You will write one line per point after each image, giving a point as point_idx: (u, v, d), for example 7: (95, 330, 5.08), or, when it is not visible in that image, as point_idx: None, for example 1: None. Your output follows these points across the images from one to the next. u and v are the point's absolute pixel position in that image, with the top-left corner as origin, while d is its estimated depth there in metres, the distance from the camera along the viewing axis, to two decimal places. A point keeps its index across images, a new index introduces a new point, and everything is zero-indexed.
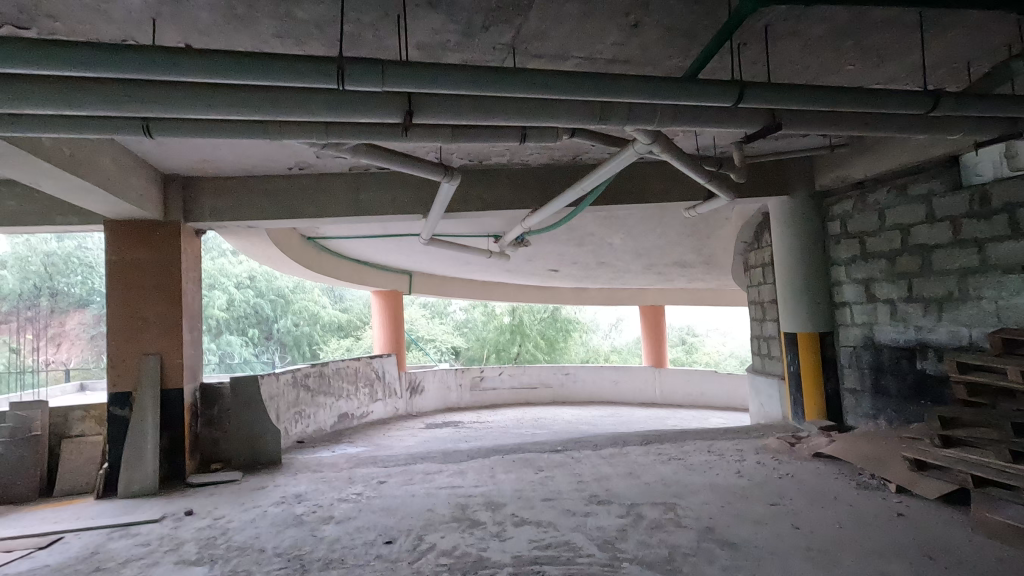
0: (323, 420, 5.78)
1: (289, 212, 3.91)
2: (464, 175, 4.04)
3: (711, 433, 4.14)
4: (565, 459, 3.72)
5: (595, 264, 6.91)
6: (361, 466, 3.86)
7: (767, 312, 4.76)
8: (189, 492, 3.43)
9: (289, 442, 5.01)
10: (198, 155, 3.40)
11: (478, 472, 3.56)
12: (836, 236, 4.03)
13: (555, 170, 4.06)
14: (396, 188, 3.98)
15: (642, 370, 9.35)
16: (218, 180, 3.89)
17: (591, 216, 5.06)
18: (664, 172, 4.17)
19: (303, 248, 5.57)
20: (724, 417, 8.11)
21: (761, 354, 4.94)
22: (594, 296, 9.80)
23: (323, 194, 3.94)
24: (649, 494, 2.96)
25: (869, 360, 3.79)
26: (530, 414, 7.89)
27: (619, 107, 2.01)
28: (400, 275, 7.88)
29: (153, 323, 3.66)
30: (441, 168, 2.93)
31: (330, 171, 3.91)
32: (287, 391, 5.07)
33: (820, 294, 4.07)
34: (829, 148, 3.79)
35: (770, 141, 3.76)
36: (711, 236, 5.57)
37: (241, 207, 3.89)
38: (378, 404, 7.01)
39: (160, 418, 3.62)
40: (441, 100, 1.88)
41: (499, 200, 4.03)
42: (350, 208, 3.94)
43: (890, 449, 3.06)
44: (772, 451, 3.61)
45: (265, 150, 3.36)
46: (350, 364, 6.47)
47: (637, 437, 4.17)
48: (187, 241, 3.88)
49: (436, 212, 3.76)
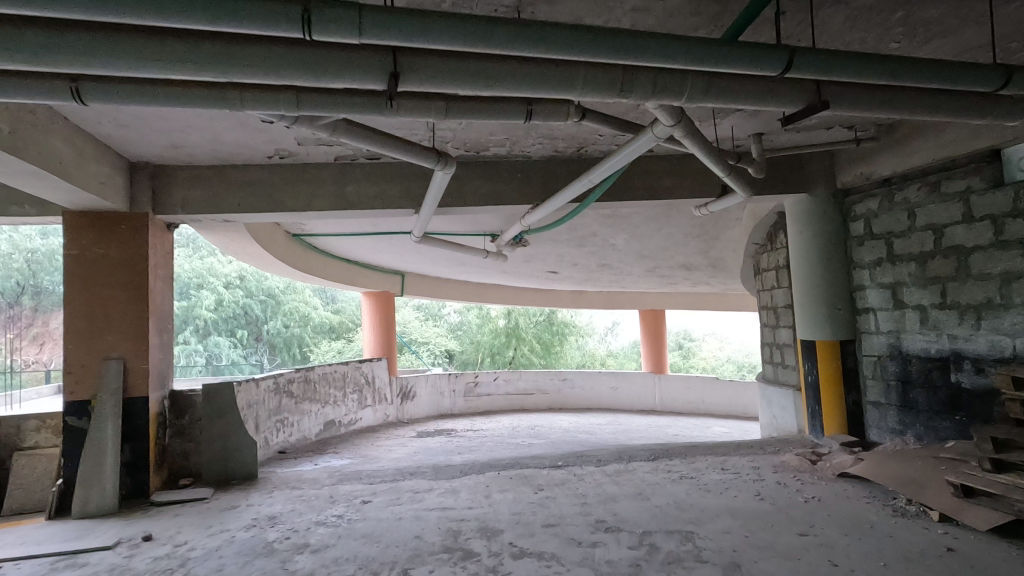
0: (307, 429, 5.45)
1: (269, 205, 3.59)
2: (460, 166, 3.74)
3: (723, 449, 3.84)
4: (567, 477, 3.41)
5: (596, 266, 6.62)
6: (344, 483, 3.53)
7: (781, 318, 4.47)
8: (151, 513, 3.10)
9: (270, 453, 4.67)
10: (167, 141, 3.08)
11: (472, 492, 3.24)
12: (859, 237, 3.75)
13: (559, 164, 3.77)
14: (386, 181, 3.67)
15: (641, 377, 9.07)
16: (191, 170, 3.56)
17: (594, 214, 4.77)
18: (675, 166, 3.88)
19: (288, 246, 5.25)
20: (726, 426, 7.84)
21: (773, 362, 4.65)
22: (593, 300, 9.51)
23: (307, 186, 3.62)
24: (662, 520, 2.66)
25: (895, 371, 3.51)
26: (526, 421, 7.60)
27: (643, 77, 1.71)
28: (392, 276, 7.56)
29: (117, 325, 3.33)
30: (434, 155, 2.61)
31: (313, 161, 3.59)
32: (268, 399, 4.73)
33: (840, 299, 3.79)
34: (854, 142, 3.51)
35: (792, 133, 3.47)
36: (720, 236, 5.28)
37: (215, 200, 3.56)
38: (366, 410, 6.68)
39: (121, 429, 3.29)
40: (434, 63, 1.57)
41: (497, 195, 3.73)
42: (336, 200, 3.63)
43: (927, 471, 2.78)
44: (792, 470, 3.31)
45: (241, 135, 3.04)
46: (338, 369, 6.14)
47: (643, 452, 3.87)
48: (157, 235, 3.56)
49: (429, 206, 3.44)
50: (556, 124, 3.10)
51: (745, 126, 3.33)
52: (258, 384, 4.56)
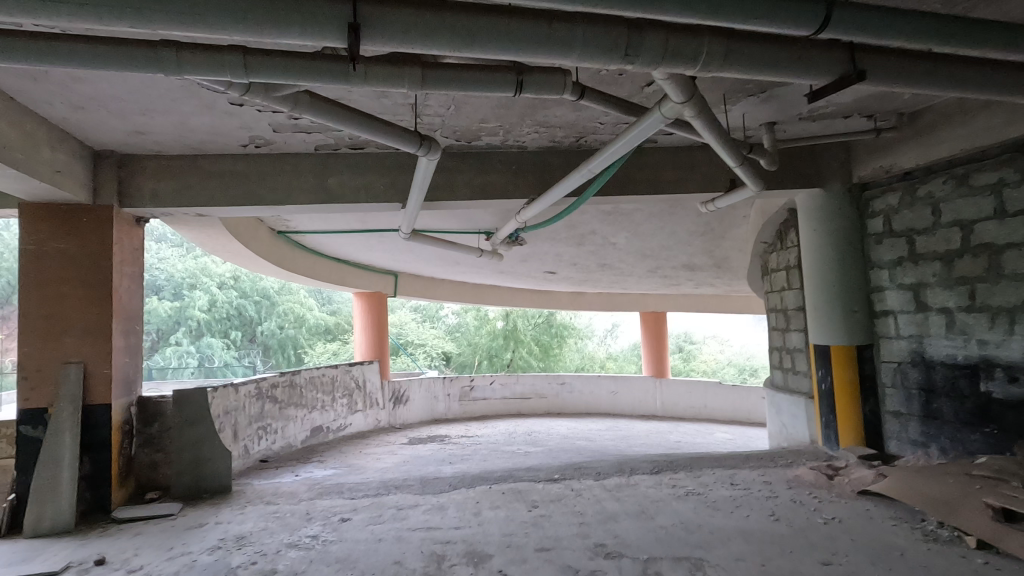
0: (292, 436, 5.20)
1: (245, 197, 3.34)
2: (451, 157, 3.49)
3: (731, 461, 3.59)
4: (564, 493, 3.16)
5: (596, 266, 6.37)
6: (323, 498, 3.27)
7: (791, 321, 4.22)
8: (110, 532, 2.84)
9: (250, 463, 4.42)
10: (130, 126, 2.83)
11: (460, 509, 2.98)
12: (878, 235, 3.51)
13: (556, 155, 3.52)
14: (371, 172, 3.42)
15: (642, 381, 8.83)
16: (160, 160, 3.31)
17: (593, 211, 4.52)
18: (680, 158, 3.63)
19: (272, 244, 5.00)
20: (729, 433, 7.59)
21: (783, 368, 4.40)
22: (593, 302, 9.27)
23: (286, 177, 3.37)
24: (668, 545, 2.40)
25: (917, 379, 3.26)
26: (523, 427, 7.35)
27: (652, 39, 1.47)
28: (385, 276, 7.31)
29: (76, 327, 3.08)
30: (416, 138, 2.35)
31: (293, 151, 3.35)
32: (249, 405, 4.48)
33: (857, 301, 3.54)
34: (874, 132, 3.27)
35: (807, 122, 3.23)
36: (726, 235, 5.03)
37: (187, 192, 3.31)
38: (356, 415, 6.42)
39: (80, 439, 3.04)
40: (403, 17, 1.33)
41: (490, 188, 3.49)
42: (317, 193, 3.38)
43: (960, 489, 2.52)
44: (807, 485, 3.06)
45: (209, 120, 2.79)
46: (326, 373, 5.88)
47: (645, 464, 3.62)
48: (124, 230, 3.32)
49: (416, 200, 3.19)
50: (552, 109, 2.85)
51: (758, 114, 3.08)
52: (238, 389, 4.30)
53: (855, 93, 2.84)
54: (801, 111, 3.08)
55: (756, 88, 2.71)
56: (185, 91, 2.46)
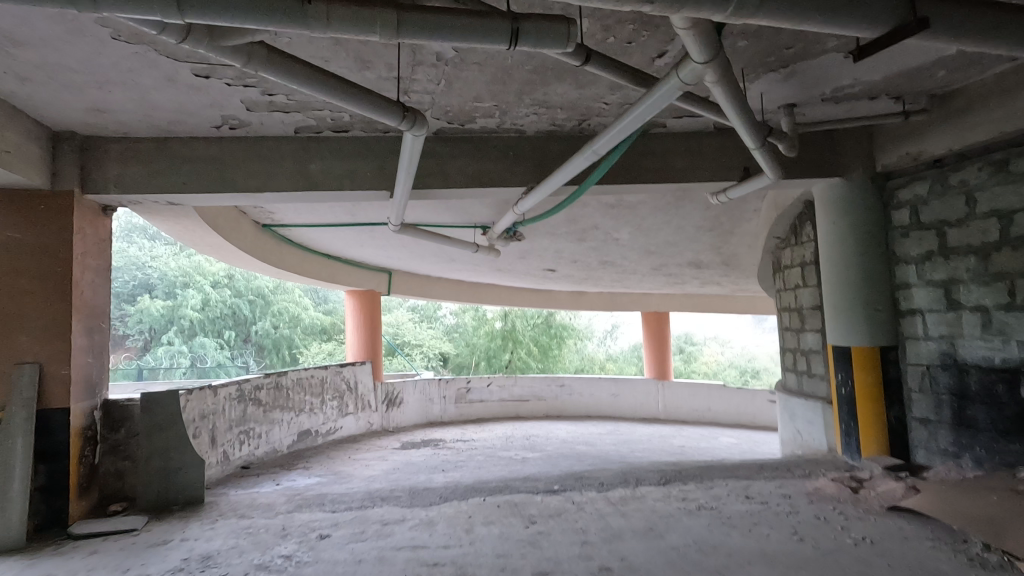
0: (278, 440, 4.94)
1: (219, 184, 3.08)
2: (443, 142, 3.23)
3: (744, 471, 3.33)
4: (565, 507, 2.89)
5: (598, 263, 6.11)
6: (302, 512, 3.00)
7: (807, 321, 3.96)
8: (62, 551, 2.56)
9: (230, 469, 4.15)
10: (87, 102, 2.57)
11: (450, 525, 2.71)
12: (903, 228, 3.25)
13: (557, 140, 3.26)
14: (356, 157, 3.16)
15: (644, 384, 8.59)
16: (127, 143, 3.05)
17: (596, 203, 4.26)
18: (690, 144, 3.37)
19: (256, 238, 4.74)
20: (735, 437, 7.35)
21: (797, 371, 4.14)
22: (593, 301, 9.01)
23: (264, 162, 3.11)
24: (682, 569, 2.14)
25: (949, 384, 3.00)
26: (521, 430, 7.09)
27: None
28: (378, 274, 7.04)
29: (30, 324, 2.83)
30: (398, 110, 2.07)
31: (271, 134, 3.08)
32: (230, 408, 4.21)
33: (880, 298, 3.29)
34: (902, 116, 3.01)
35: (829, 103, 2.97)
36: (736, 230, 4.78)
37: (155, 179, 3.05)
38: (347, 419, 6.16)
39: (35, 448, 2.78)
40: None
41: (485, 176, 3.23)
42: (298, 180, 3.12)
43: (1008, 508, 2.26)
44: (830, 500, 2.80)
45: (175, 96, 2.53)
46: (315, 375, 5.62)
47: (651, 474, 3.36)
48: (87, 218, 3.06)
49: (403, 187, 2.93)
50: (552, 86, 2.60)
51: (777, 93, 2.82)
52: (217, 392, 4.03)
53: (886, 68, 2.58)
54: (824, 91, 2.82)
55: (777, 62, 2.46)
56: (142, 60, 2.20)
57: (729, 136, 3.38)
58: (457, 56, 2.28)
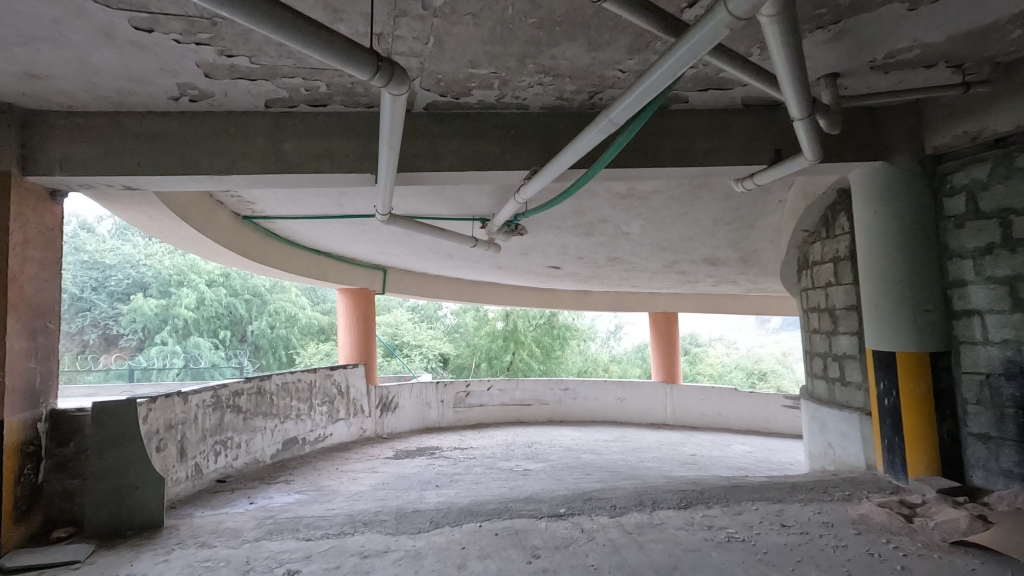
0: (260, 449, 4.57)
1: (180, 165, 2.71)
2: (436, 120, 2.86)
3: (775, 493, 2.94)
4: (572, 536, 2.50)
5: (605, 260, 5.73)
6: (271, 540, 2.61)
7: (840, 323, 3.58)
8: None
9: (204, 484, 3.78)
10: (15, 65, 2.20)
11: (440, 559, 2.33)
12: (957, 217, 2.87)
13: (563, 118, 2.88)
14: (336, 136, 2.78)
15: (651, 387, 8.22)
16: (74, 118, 2.68)
17: (606, 192, 3.88)
18: (715, 123, 2.99)
19: (236, 230, 4.37)
20: (749, 445, 6.97)
21: (827, 378, 3.75)
22: (598, 301, 8.63)
23: (231, 141, 2.74)
24: None
25: (1014, 396, 2.61)
26: (523, 437, 6.72)
27: None
28: (372, 271, 6.67)
29: None
30: (371, 61, 1.67)
31: (239, 108, 2.71)
32: (203, 416, 3.84)
33: (930, 298, 2.90)
34: (961, 88, 2.63)
35: (879, 73, 2.59)
36: (757, 223, 4.39)
37: (105, 159, 2.67)
38: (338, 425, 5.78)
39: None
40: None
41: (483, 158, 2.86)
42: (270, 162, 2.75)
43: None
44: (881, 530, 2.41)
45: (117, 58, 2.16)
46: (302, 379, 5.25)
47: (669, 495, 2.97)
48: (29, 203, 2.69)
49: (388, 169, 2.56)
50: (561, 47, 2.21)
51: (820, 59, 2.44)
52: (188, 399, 3.66)
53: (954, 25, 2.20)
54: (875, 57, 2.44)
55: (828, 16, 2.07)
56: (66, 6, 1.83)
57: (759, 114, 2.99)
58: (447, 4, 1.90)
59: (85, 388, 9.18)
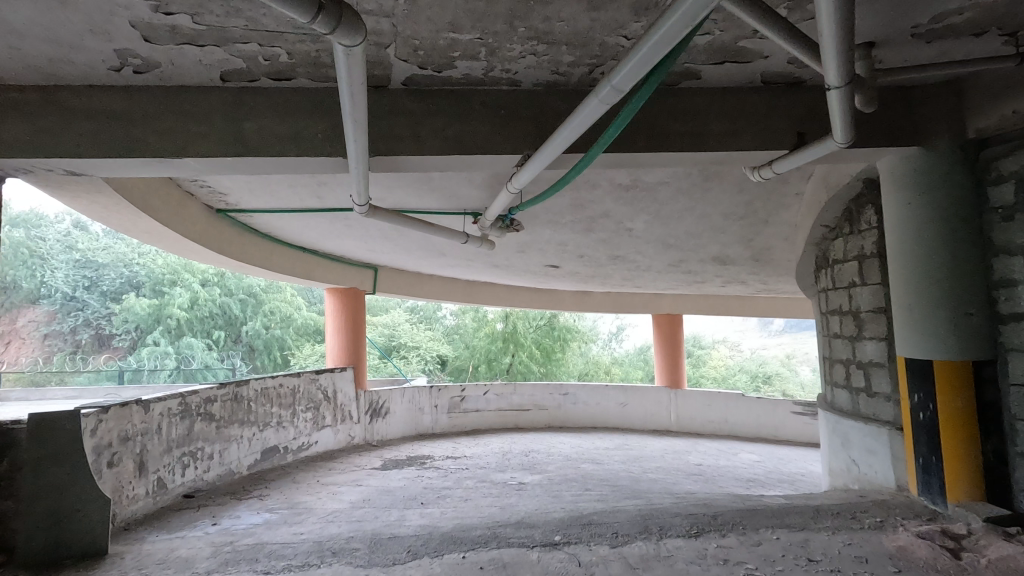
0: (235, 460, 4.25)
1: (125, 146, 2.39)
2: (417, 98, 2.54)
3: (796, 519, 2.62)
4: (567, 570, 2.18)
5: (607, 258, 5.40)
6: (225, 573, 2.28)
7: (865, 327, 3.25)
8: None
9: (167, 501, 3.45)
10: None
11: None
12: (1005, 208, 2.54)
13: (559, 96, 2.56)
14: (303, 115, 2.46)
15: (654, 392, 7.91)
16: (4, 93, 2.37)
17: (608, 183, 3.56)
18: (730, 103, 2.66)
19: (209, 225, 4.06)
20: (757, 453, 6.64)
21: (851, 387, 3.42)
22: (599, 302, 8.31)
23: (184, 120, 2.42)
24: None
25: None
26: (520, 444, 6.39)
27: None
28: (363, 270, 6.36)
29: None
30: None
31: (191, 82, 2.39)
32: (168, 426, 3.53)
33: (973, 299, 2.57)
34: (1014, 60, 2.30)
35: (921, 41, 2.26)
36: (772, 218, 4.05)
37: (37, 139, 2.36)
38: (324, 432, 5.46)
39: None
40: None
41: (469, 141, 2.55)
42: (228, 143, 2.43)
43: None
44: (926, 568, 2.09)
45: (35, 15, 1.85)
46: (283, 384, 4.94)
47: (677, 521, 2.64)
48: None
49: (358, 150, 2.23)
50: (555, 5, 1.90)
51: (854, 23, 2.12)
52: (150, 408, 3.35)
53: None
54: (920, 21, 2.12)
55: None
56: None
57: (779, 93, 2.67)
58: None
59: (70, 390, 8.92)
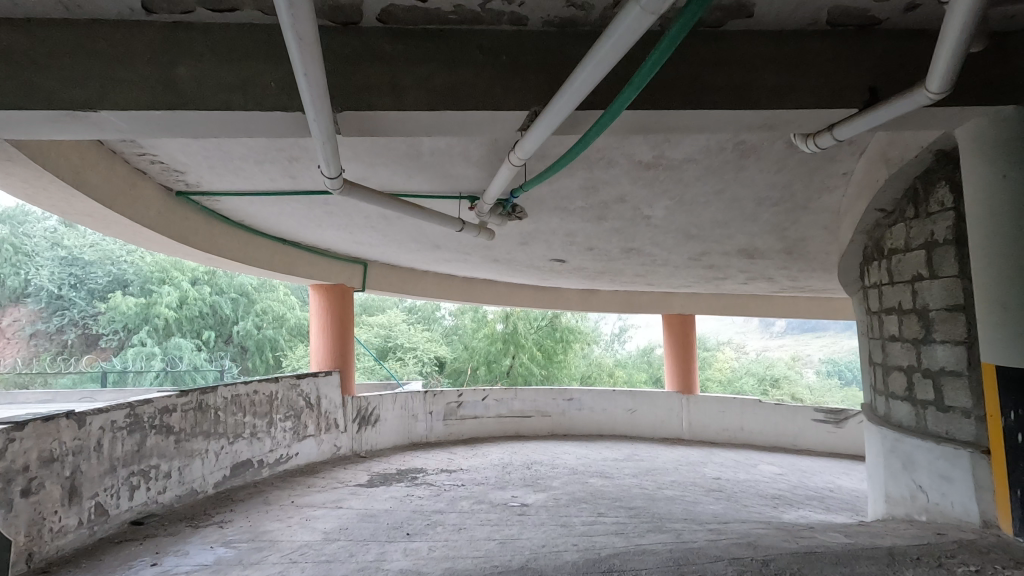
0: (199, 478, 3.74)
1: (23, 94, 1.88)
2: (397, 41, 2.03)
3: (869, 567, 2.09)
4: None
5: (619, 251, 4.88)
6: None
7: (934, 330, 2.75)
8: None
9: (108, 530, 2.94)
10: None
11: None
12: None
13: (574, 39, 2.05)
14: (252, 59, 1.95)
15: (664, 397, 7.39)
16: None
17: (626, 160, 3.05)
18: (786, 51, 2.15)
19: (168, 208, 3.55)
20: (777, 464, 6.13)
21: (914, 400, 2.92)
22: (606, 301, 7.79)
23: (98, 62, 1.90)
24: None
25: None
26: (521, 455, 5.87)
27: None
28: (351, 265, 5.85)
29: None
30: None
31: (107, 13, 1.88)
32: (112, 442, 3.01)
33: None
34: None
35: None
36: (812, 203, 3.53)
37: None
38: (306, 443, 4.93)
39: None
40: None
41: (462, 95, 2.03)
42: (157, 92, 1.92)
43: None
44: None
45: None
46: (258, 391, 4.41)
47: (719, 569, 2.13)
48: None
49: (312, 98, 1.67)
50: None
51: None
52: (86, 422, 2.84)
53: None
54: None
55: None
56: None
57: (847, 39, 2.15)
58: None
59: (45, 394, 8.42)
